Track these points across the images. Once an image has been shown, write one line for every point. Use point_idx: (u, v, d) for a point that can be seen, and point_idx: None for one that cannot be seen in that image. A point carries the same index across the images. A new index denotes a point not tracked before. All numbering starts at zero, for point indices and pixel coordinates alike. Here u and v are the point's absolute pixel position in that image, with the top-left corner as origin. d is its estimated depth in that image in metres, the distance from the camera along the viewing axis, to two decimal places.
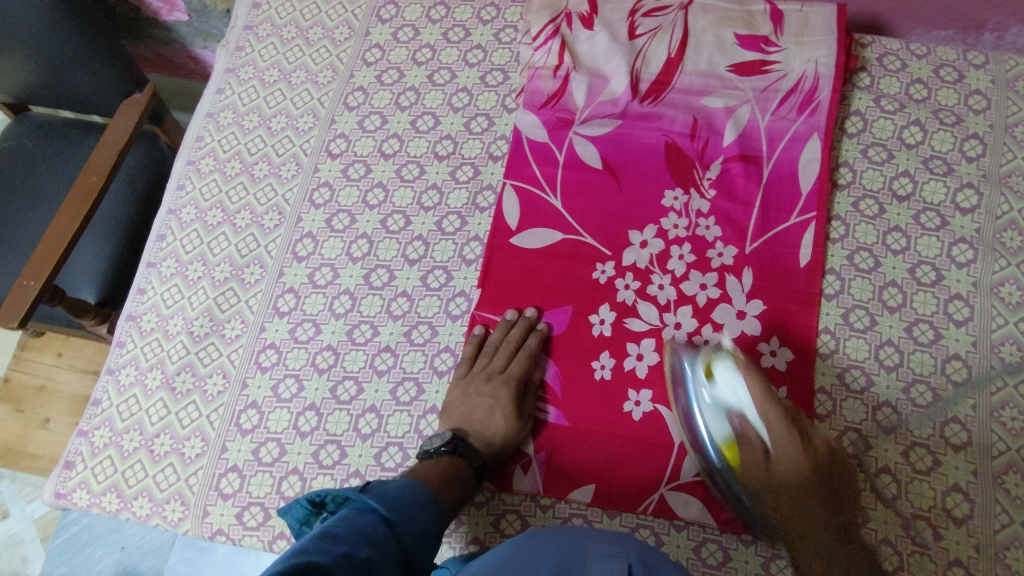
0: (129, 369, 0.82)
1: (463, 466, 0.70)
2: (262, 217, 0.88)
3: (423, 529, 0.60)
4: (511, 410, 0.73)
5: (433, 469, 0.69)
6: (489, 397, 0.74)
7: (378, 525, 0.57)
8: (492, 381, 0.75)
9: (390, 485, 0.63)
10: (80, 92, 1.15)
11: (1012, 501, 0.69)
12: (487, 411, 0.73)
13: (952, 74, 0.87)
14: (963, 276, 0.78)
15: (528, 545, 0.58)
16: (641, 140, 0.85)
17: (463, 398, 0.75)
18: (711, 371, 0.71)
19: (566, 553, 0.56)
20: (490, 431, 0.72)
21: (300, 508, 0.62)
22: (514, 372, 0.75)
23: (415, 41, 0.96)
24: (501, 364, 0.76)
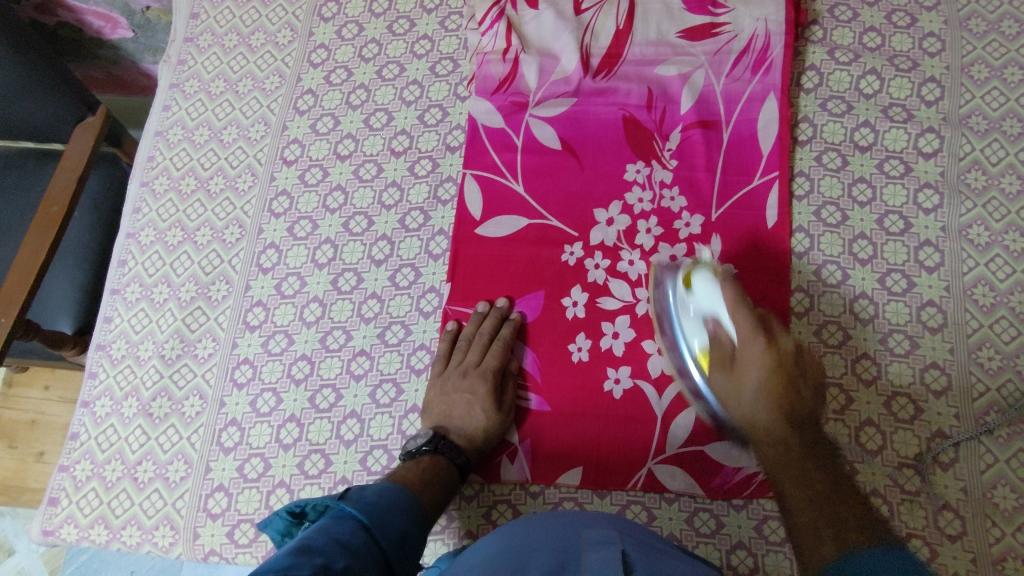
0: (104, 400, 0.81)
1: (445, 464, 0.69)
2: (223, 232, 0.86)
3: (403, 532, 0.59)
4: (491, 403, 0.73)
5: (413, 470, 0.68)
6: (467, 393, 0.73)
7: (356, 532, 0.56)
8: (469, 376, 0.74)
9: (368, 490, 0.62)
10: (31, 125, 1.13)
11: (995, 441, 0.69)
12: (466, 407, 0.73)
13: (904, 19, 0.86)
14: (931, 221, 0.77)
15: (521, 534, 0.57)
16: (598, 116, 0.84)
17: (442, 396, 0.75)
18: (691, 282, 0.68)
19: (562, 540, 0.56)
20: (471, 427, 0.72)
21: (280, 519, 0.63)
22: (489, 365, 0.74)
23: (360, 37, 0.94)
24: (477, 358, 0.75)
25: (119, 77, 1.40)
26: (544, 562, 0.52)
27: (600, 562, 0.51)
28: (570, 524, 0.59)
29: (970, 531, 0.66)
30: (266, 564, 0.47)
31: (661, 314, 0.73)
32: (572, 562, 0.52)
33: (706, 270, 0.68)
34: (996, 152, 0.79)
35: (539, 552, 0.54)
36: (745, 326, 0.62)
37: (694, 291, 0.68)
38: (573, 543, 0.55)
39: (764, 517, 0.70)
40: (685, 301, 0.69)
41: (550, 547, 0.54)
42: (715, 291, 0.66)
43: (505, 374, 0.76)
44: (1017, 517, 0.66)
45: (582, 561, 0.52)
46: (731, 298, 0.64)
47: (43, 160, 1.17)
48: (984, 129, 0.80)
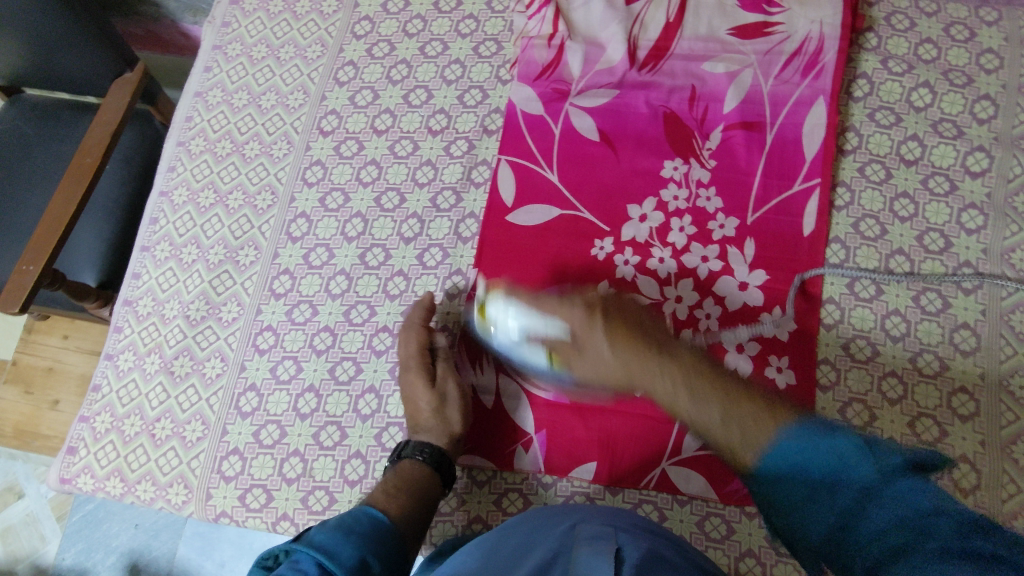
0: (127, 354, 0.82)
1: (404, 466, 0.69)
2: (255, 198, 0.86)
3: (388, 551, 0.61)
4: (450, 394, 0.73)
5: (387, 487, 0.67)
6: (405, 388, 0.74)
7: (318, 572, 0.54)
8: (424, 375, 0.73)
9: (327, 530, 0.60)
10: (71, 77, 1.13)
11: (1019, 471, 0.68)
12: (432, 409, 0.71)
13: (962, 32, 0.83)
14: (973, 242, 0.76)
15: (511, 544, 0.56)
16: (639, 110, 0.83)
17: (406, 399, 0.73)
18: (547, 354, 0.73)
19: (555, 540, 0.55)
20: (414, 419, 0.72)
21: (253, 570, 0.58)
22: (440, 361, 0.75)
23: (405, 11, 0.93)
24: (426, 355, 0.75)
25: (159, 35, 1.40)
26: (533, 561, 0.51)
27: (591, 551, 0.50)
28: (562, 523, 0.58)
29: None
30: None
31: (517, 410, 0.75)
32: (563, 553, 0.51)
33: (492, 295, 0.75)
34: None
35: (532, 554, 0.53)
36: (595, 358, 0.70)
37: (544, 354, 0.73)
38: (567, 537, 0.54)
39: None
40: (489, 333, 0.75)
41: (542, 545, 0.54)
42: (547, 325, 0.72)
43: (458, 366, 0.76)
44: None
45: (575, 553, 0.51)
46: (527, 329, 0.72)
47: (81, 112, 1.18)
48: None
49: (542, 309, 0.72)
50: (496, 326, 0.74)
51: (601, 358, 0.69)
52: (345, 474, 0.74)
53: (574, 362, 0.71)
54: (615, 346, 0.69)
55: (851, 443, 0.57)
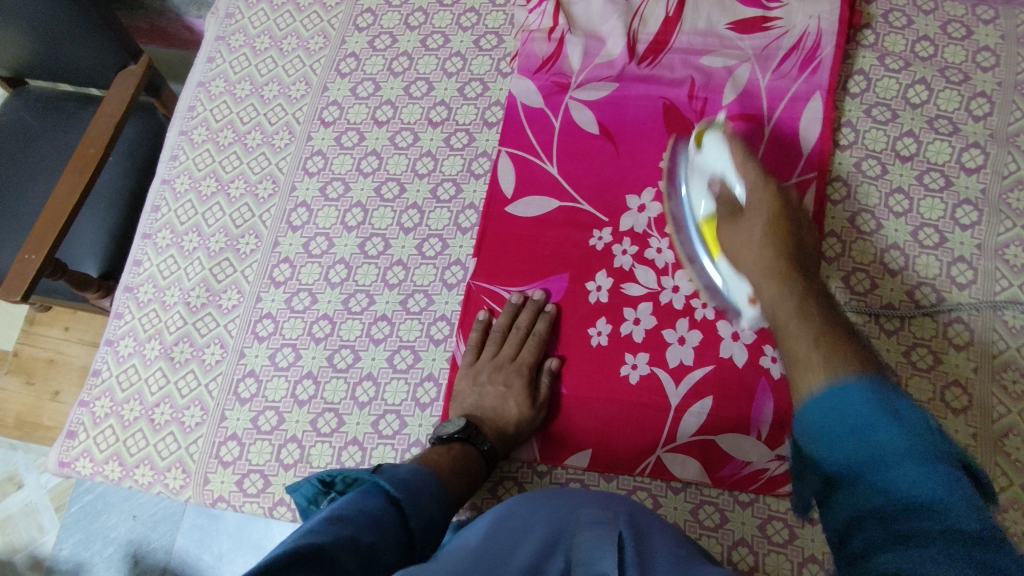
0: (127, 340, 0.83)
1: (473, 455, 0.69)
2: (256, 187, 0.87)
3: (430, 517, 0.59)
4: (525, 397, 0.73)
5: (443, 456, 0.67)
6: (502, 385, 0.73)
7: (386, 508, 0.56)
8: (504, 369, 0.74)
9: (402, 468, 0.62)
10: (78, 68, 1.15)
11: (1011, 464, 0.68)
12: (521, 411, 0.72)
13: (959, 30, 0.84)
14: (967, 238, 0.76)
15: (514, 514, 0.57)
16: (638, 103, 0.83)
17: (473, 386, 0.74)
18: (718, 256, 0.74)
19: (557, 521, 0.55)
20: (501, 419, 0.72)
21: (310, 486, 0.66)
22: (525, 360, 0.75)
23: (407, 4, 0.94)
24: (512, 352, 0.75)
25: (162, 28, 1.41)
26: (537, 541, 0.52)
27: (590, 541, 0.51)
28: (567, 505, 0.59)
29: None
30: (297, 531, 0.48)
31: (678, 220, 0.78)
32: (563, 541, 0.52)
33: (731, 249, 0.73)
34: None
35: (534, 531, 0.54)
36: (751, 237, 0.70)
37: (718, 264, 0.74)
38: (568, 522, 0.55)
39: (769, 516, 0.69)
40: (695, 160, 0.78)
41: (541, 525, 0.55)
42: (735, 275, 0.72)
43: (540, 370, 0.76)
44: None
45: (576, 542, 0.52)
46: (738, 160, 0.73)
47: (85, 103, 1.19)
48: None
49: (751, 168, 0.72)
50: (715, 147, 0.75)
51: (754, 243, 0.69)
52: (342, 460, 0.74)
53: (726, 244, 0.72)
54: (777, 278, 0.65)
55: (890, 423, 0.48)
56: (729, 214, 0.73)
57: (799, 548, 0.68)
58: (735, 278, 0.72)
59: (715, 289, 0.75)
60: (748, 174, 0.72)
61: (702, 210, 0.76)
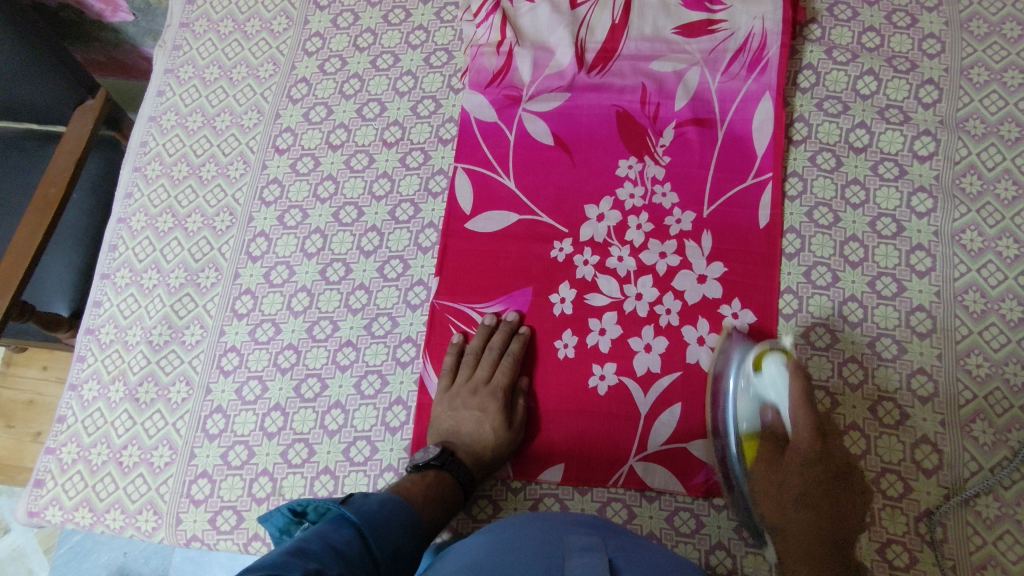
0: (91, 384, 0.82)
1: (450, 482, 0.68)
2: (213, 219, 0.86)
3: (397, 548, 0.58)
4: (500, 421, 0.72)
5: (418, 483, 0.67)
6: (476, 409, 0.72)
7: (352, 541, 0.55)
8: (479, 393, 0.73)
9: (371, 499, 0.61)
10: (30, 106, 1.13)
11: (980, 448, 0.69)
12: (497, 434, 0.71)
13: (904, 19, 0.85)
14: (924, 225, 0.77)
15: (501, 543, 0.57)
16: (591, 112, 0.83)
17: (449, 410, 0.74)
18: (760, 363, 0.69)
19: (546, 549, 0.55)
20: (478, 444, 0.71)
21: (281, 516, 0.64)
22: (499, 382, 0.73)
23: (355, 26, 0.93)
24: (487, 374, 0.74)
25: (119, 61, 1.40)
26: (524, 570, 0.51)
27: (585, 568, 0.51)
28: (552, 530, 0.58)
29: (951, 537, 0.66)
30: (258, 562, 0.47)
31: (719, 376, 0.72)
32: (557, 568, 0.52)
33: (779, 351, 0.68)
34: (992, 157, 0.78)
35: (524, 557, 0.53)
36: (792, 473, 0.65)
37: (761, 374, 0.69)
38: (557, 548, 0.55)
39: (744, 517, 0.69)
40: (750, 380, 0.70)
41: (534, 550, 0.54)
42: (782, 381, 0.67)
43: (516, 392, 0.74)
44: (997, 525, 0.66)
45: (567, 568, 0.52)
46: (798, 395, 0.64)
47: (41, 141, 1.17)
48: (981, 133, 0.79)
49: (802, 411, 0.64)
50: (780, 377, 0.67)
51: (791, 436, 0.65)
52: (314, 491, 0.74)
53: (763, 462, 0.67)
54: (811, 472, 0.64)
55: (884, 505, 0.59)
56: (771, 443, 0.68)
57: None
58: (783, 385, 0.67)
59: (730, 352, 0.72)
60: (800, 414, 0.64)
61: (745, 425, 0.69)
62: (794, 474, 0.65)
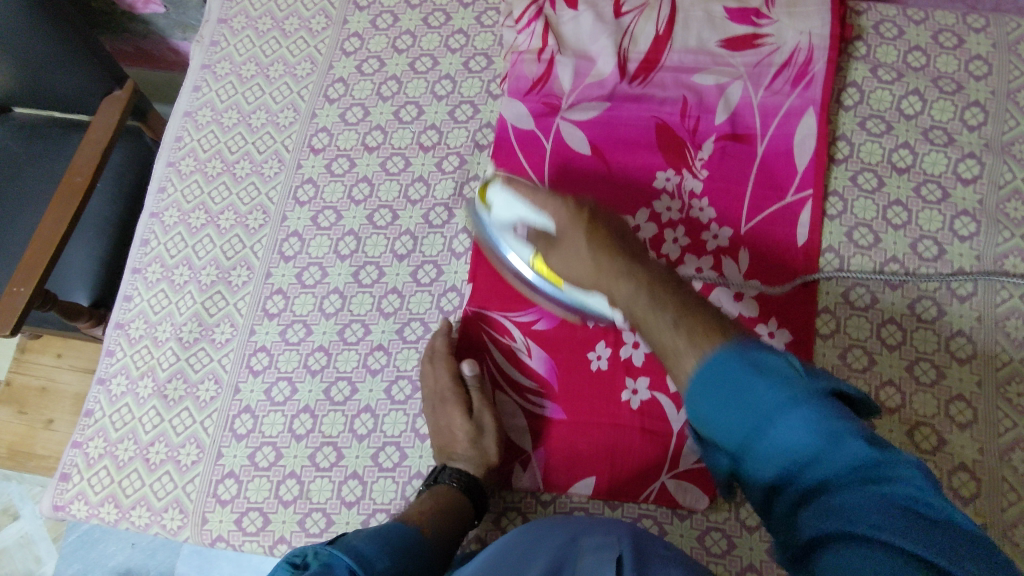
0: (119, 378, 0.81)
1: (444, 491, 0.68)
2: (246, 217, 0.86)
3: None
4: (466, 419, 0.71)
5: (424, 504, 0.66)
6: (447, 414, 0.72)
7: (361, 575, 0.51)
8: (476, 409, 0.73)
9: (362, 534, 0.57)
10: (62, 97, 1.13)
11: (1019, 479, 0.68)
12: (468, 431, 0.70)
13: (951, 39, 0.84)
14: (966, 249, 0.76)
15: (518, 548, 0.56)
16: (630, 123, 0.83)
17: (434, 421, 0.74)
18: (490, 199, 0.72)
19: (561, 550, 0.54)
20: (456, 447, 0.71)
21: None
22: (444, 385, 0.73)
23: (394, 27, 0.93)
24: (437, 380, 0.74)
25: (148, 52, 1.40)
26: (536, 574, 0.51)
27: (594, 569, 0.50)
28: (568, 531, 0.58)
29: None
30: None
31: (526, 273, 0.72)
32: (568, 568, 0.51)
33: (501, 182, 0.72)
34: None
35: (538, 561, 0.53)
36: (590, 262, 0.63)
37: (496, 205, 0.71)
38: (571, 548, 0.54)
39: None
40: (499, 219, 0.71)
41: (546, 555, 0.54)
42: (512, 198, 0.70)
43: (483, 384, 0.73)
44: None
45: (580, 568, 0.51)
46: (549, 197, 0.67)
47: (70, 132, 1.17)
48: None
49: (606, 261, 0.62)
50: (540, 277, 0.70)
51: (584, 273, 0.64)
52: (342, 495, 0.73)
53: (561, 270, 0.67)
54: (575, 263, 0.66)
55: (781, 359, 0.50)
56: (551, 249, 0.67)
57: None
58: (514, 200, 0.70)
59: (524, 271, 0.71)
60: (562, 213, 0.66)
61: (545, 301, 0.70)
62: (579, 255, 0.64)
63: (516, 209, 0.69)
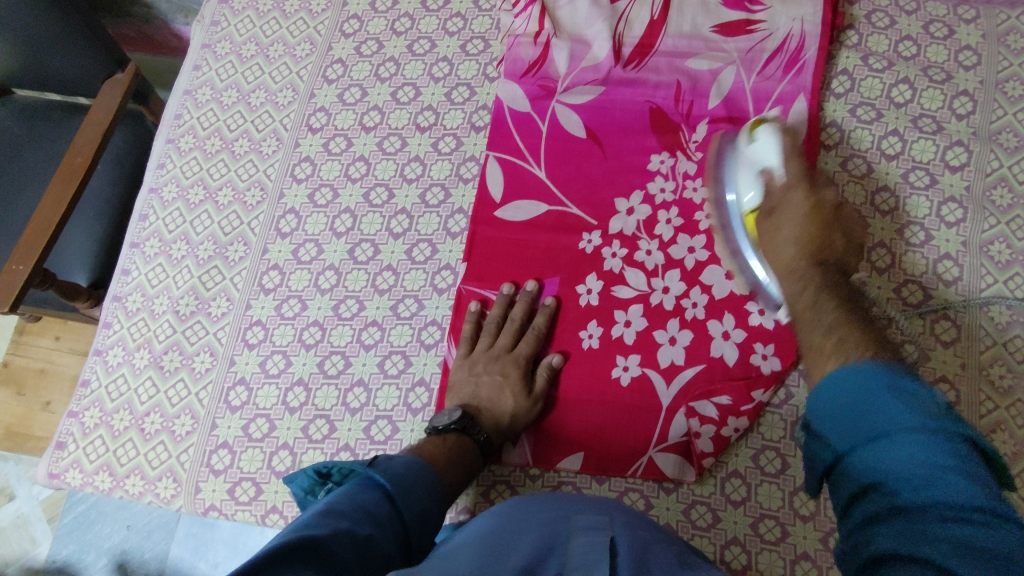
0: (116, 350, 0.83)
1: (469, 444, 0.69)
2: (244, 194, 0.87)
3: (424, 510, 0.59)
4: (520, 387, 0.72)
5: (438, 446, 0.67)
6: (498, 374, 0.73)
7: (381, 502, 0.56)
8: (500, 360, 0.74)
9: (396, 461, 0.61)
10: (65, 79, 1.14)
11: (1000, 459, 0.69)
12: (518, 397, 0.72)
13: (941, 30, 0.85)
14: (952, 235, 0.77)
15: (511, 518, 0.56)
16: (625, 107, 0.84)
17: (469, 376, 0.74)
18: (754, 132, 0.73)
19: (552, 527, 0.54)
20: (499, 410, 0.72)
21: (305, 476, 0.64)
22: (522, 351, 0.75)
23: (393, 10, 0.94)
24: (509, 343, 0.75)
25: (149, 36, 1.41)
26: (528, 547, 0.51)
27: (586, 546, 0.51)
28: (559, 510, 0.58)
29: None
30: (293, 523, 0.48)
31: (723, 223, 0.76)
32: (560, 545, 0.51)
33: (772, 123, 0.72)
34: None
35: (529, 535, 0.53)
36: (791, 232, 0.64)
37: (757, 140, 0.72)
38: (563, 527, 0.54)
39: (760, 515, 0.69)
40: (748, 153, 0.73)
41: (538, 531, 0.54)
42: (772, 143, 0.70)
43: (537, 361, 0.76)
44: None
45: (571, 547, 0.51)
46: (789, 151, 0.68)
47: (71, 112, 1.19)
48: (1014, 146, 0.79)
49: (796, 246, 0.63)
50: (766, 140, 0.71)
51: (783, 240, 0.65)
52: None
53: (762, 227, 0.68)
54: (809, 211, 0.64)
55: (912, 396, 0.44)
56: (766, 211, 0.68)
57: (791, 546, 0.68)
58: (774, 146, 0.70)
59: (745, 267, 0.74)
60: (790, 170, 0.68)
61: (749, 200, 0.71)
62: (793, 216, 0.65)
63: (766, 151, 0.70)
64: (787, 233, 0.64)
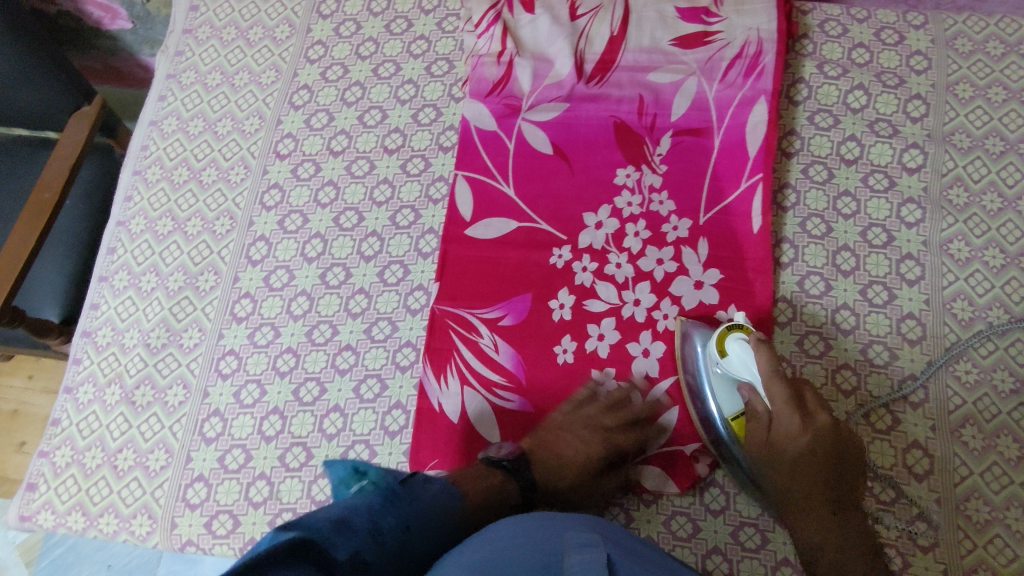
0: (86, 386, 0.81)
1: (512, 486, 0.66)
2: (213, 223, 0.87)
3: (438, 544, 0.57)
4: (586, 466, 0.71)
5: (480, 475, 0.65)
6: (581, 444, 0.72)
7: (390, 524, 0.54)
8: (593, 431, 0.72)
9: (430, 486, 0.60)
10: (29, 115, 1.13)
11: (970, 453, 0.70)
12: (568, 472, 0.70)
13: (892, 36, 0.87)
14: (913, 235, 0.79)
15: (502, 536, 0.54)
16: (589, 123, 0.85)
17: (559, 428, 0.73)
18: (723, 347, 0.69)
19: (544, 545, 0.53)
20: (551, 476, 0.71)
21: (344, 468, 0.63)
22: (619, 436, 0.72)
23: (357, 35, 0.95)
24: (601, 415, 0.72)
25: (115, 68, 1.40)
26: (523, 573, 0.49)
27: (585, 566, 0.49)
28: (550, 522, 0.56)
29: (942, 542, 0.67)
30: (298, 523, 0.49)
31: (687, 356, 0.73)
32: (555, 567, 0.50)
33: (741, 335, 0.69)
34: (978, 170, 0.80)
35: (523, 555, 0.51)
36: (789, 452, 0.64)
37: (728, 357, 0.68)
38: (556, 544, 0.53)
39: (740, 523, 0.70)
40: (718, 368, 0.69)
41: (532, 549, 0.52)
42: (750, 357, 0.67)
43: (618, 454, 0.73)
44: (987, 529, 0.67)
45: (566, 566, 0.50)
46: (768, 373, 0.65)
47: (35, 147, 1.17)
48: (967, 146, 0.82)
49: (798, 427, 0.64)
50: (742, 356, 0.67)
51: (784, 459, 0.65)
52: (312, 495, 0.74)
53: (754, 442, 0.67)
54: (807, 442, 0.64)
55: None
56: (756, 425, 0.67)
57: (771, 552, 0.68)
58: (752, 362, 0.67)
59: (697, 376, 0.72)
60: (774, 394, 0.65)
61: (727, 410, 0.69)
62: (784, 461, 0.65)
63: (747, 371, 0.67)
64: (784, 432, 0.65)
